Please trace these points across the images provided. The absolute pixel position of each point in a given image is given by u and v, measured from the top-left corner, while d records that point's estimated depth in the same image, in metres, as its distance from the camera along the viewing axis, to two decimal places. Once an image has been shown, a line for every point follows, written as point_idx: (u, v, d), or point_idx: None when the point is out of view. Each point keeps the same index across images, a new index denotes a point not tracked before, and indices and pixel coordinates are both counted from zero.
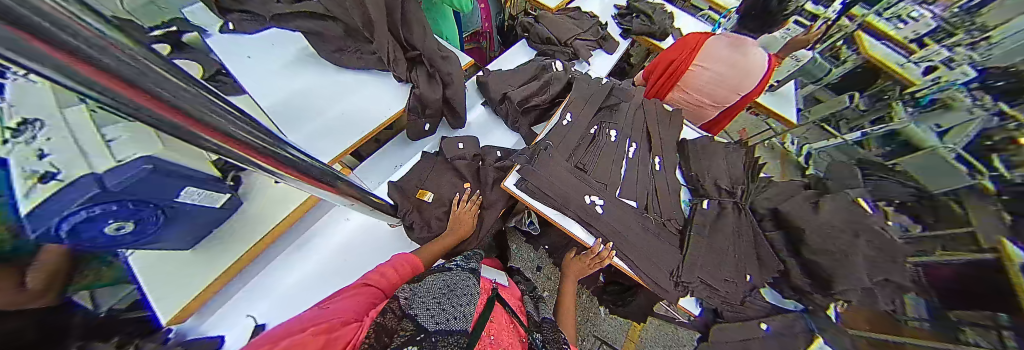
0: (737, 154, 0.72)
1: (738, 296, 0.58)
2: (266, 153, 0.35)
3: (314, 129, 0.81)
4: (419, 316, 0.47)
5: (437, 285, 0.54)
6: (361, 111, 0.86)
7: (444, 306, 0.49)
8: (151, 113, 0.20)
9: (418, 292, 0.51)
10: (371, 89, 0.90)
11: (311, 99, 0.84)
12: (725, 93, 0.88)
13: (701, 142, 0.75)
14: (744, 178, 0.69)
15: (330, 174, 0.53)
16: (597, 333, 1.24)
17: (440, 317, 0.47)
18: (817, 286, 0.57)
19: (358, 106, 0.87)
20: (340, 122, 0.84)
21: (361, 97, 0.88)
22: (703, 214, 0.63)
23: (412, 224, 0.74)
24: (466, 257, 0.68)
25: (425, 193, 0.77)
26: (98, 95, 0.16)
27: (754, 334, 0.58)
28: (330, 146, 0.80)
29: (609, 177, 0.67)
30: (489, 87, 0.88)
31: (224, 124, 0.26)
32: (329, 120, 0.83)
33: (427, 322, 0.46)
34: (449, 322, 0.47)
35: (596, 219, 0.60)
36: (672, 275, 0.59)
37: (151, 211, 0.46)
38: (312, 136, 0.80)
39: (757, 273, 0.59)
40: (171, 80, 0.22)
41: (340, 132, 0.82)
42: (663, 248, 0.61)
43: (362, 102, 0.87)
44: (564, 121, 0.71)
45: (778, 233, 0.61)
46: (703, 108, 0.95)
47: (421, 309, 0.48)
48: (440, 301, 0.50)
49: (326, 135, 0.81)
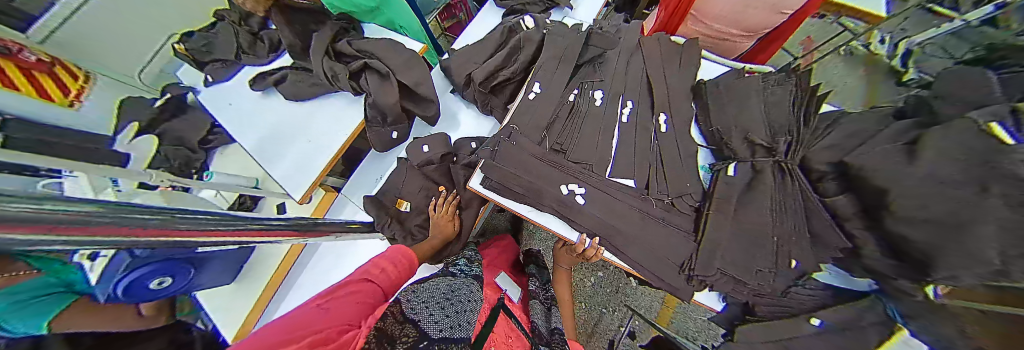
0: (780, 90, 0.51)
1: (774, 288, 0.45)
2: (240, 230, 0.38)
3: (284, 168, 0.71)
4: (421, 324, 0.44)
5: (444, 295, 0.52)
6: (326, 136, 0.73)
7: (450, 315, 0.48)
8: (146, 240, 0.23)
9: (421, 300, 0.50)
10: (330, 108, 0.76)
11: (283, 134, 0.74)
12: (762, 15, 0.62)
13: (726, 81, 0.55)
14: (793, 125, 0.49)
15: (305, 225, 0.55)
16: (629, 303, 1.18)
17: (445, 327, 0.44)
18: (904, 271, 0.38)
19: (321, 131, 0.74)
20: (307, 153, 0.72)
21: (323, 119, 0.75)
22: (727, 183, 0.48)
23: (394, 236, 0.70)
24: (468, 260, 0.74)
25: (402, 202, 0.71)
26: (56, 240, 0.16)
27: (799, 331, 0.47)
28: (300, 183, 0.70)
29: (595, 154, 0.53)
30: (451, 72, 0.74)
31: (178, 225, 0.27)
32: (295, 152, 0.72)
33: (430, 331, 0.43)
34: (451, 330, 0.44)
35: (578, 213, 0.49)
36: (682, 268, 0.48)
37: (179, 266, 0.59)
38: (283, 176, 0.71)
39: (809, 256, 0.44)
40: (113, 210, 0.22)
41: (308, 165, 0.71)
42: (670, 235, 0.48)
43: (326, 125, 0.74)
44: (530, 95, 0.57)
45: (842, 198, 0.43)
46: (728, 41, 0.72)
47: (425, 318, 0.45)
48: (447, 310, 0.49)
49: (296, 171, 0.71)
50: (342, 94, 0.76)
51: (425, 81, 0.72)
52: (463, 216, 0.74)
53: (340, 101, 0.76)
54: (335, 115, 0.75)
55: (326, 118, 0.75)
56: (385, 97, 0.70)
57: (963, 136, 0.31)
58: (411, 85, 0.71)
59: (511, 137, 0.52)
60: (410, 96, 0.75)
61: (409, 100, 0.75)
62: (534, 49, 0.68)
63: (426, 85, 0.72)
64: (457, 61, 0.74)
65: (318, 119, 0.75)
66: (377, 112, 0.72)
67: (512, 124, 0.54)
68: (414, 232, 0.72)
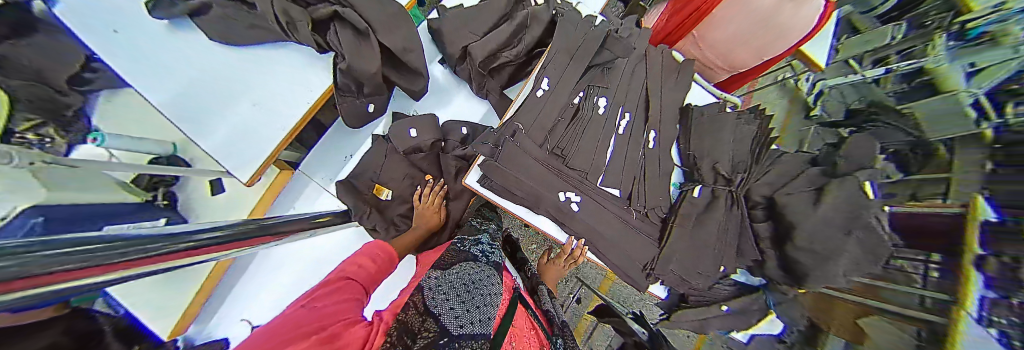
0: (748, 127, 0.59)
1: (705, 285, 0.57)
2: (167, 255, 0.30)
3: (229, 135, 0.62)
4: (441, 318, 0.44)
5: (456, 282, 0.51)
6: (280, 100, 0.64)
7: (467, 307, 0.47)
8: (35, 292, 0.17)
9: (439, 292, 0.48)
10: (283, 65, 0.64)
11: (216, 90, 0.61)
12: (745, 57, 0.69)
13: (710, 112, 0.61)
14: (749, 160, 0.58)
15: (247, 231, 0.46)
16: (579, 275, 1.34)
17: (463, 321, 0.45)
18: (789, 280, 0.54)
19: (273, 93, 0.64)
20: (257, 118, 0.63)
21: (274, 78, 0.64)
22: (691, 203, 0.57)
23: (374, 227, 0.67)
24: (490, 238, 0.70)
25: (382, 189, 0.69)
26: None
27: (713, 314, 0.61)
28: (255, 154, 0.64)
29: (591, 163, 0.55)
30: (446, 39, 0.65)
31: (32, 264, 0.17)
32: (242, 117, 0.63)
33: (450, 326, 0.44)
34: (472, 326, 0.45)
35: (571, 219, 0.53)
36: (645, 268, 0.56)
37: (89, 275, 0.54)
38: (228, 144, 0.62)
39: (732, 263, 0.57)
40: None
41: (263, 134, 0.64)
42: (640, 241, 0.56)
43: (278, 86, 0.64)
44: (538, 91, 0.54)
45: (767, 225, 0.56)
46: (711, 70, 0.78)
47: (442, 310, 0.45)
48: (465, 303, 0.48)
49: (246, 140, 0.63)
50: (295, 47, 0.65)
51: (416, 48, 0.61)
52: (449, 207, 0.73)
53: (292, 56, 0.65)
54: (289, 74, 0.65)
55: (278, 76, 0.64)
56: (364, 63, 0.57)
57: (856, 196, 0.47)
58: (396, 51, 0.60)
59: (516, 139, 0.51)
60: (392, 62, 0.63)
61: (392, 70, 0.65)
62: (542, 30, 0.63)
63: (415, 53, 0.61)
64: (453, 25, 0.65)
65: (265, 76, 0.63)
66: (353, 82, 0.59)
67: (516, 122, 0.53)
68: (398, 223, 0.70)
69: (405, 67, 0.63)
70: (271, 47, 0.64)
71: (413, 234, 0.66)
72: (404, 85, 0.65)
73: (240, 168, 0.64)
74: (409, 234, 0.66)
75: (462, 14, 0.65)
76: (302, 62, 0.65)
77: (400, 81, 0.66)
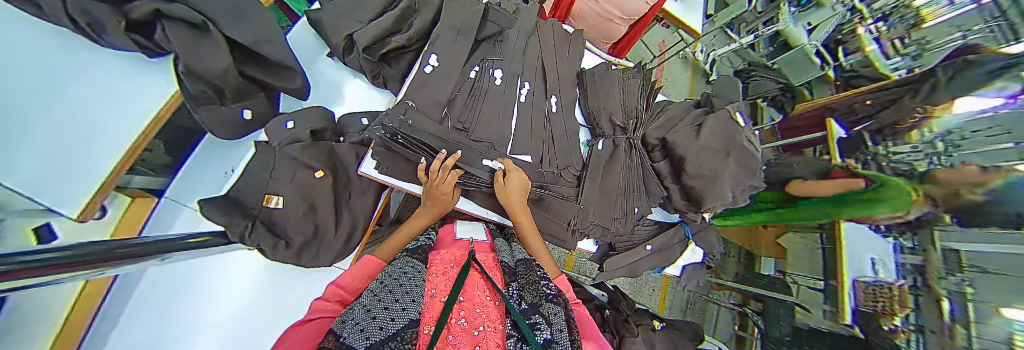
0: (634, 80, 0.67)
1: (625, 229, 0.64)
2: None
3: (32, 165, 0.39)
4: (342, 336, 0.30)
5: (377, 287, 0.40)
6: (75, 109, 0.44)
7: (379, 312, 0.34)
8: None
9: (349, 308, 0.36)
10: (102, 68, 0.48)
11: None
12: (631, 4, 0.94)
13: (599, 70, 0.65)
14: (638, 107, 0.66)
15: (94, 251, 0.28)
16: None
17: (375, 329, 0.31)
18: (692, 205, 0.63)
19: (51, 108, 0.42)
20: (85, 127, 0.44)
21: (99, 89, 0.47)
22: (598, 155, 0.61)
23: (266, 247, 0.53)
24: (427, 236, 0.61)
25: (271, 197, 0.56)
26: None
27: (639, 255, 0.69)
28: (83, 178, 0.43)
29: (496, 132, 0.54)
30: (323, 29, 0.58)
31: None
32: (35, 147, 0.40)
33: (354, 342, 0.29)
34: (385, 329, 0.31)
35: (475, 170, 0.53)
36: (567, 225, 0.62)
37: None
38: (43, 174, 0.40)
39: (645, 203, 0.65)
40: None
41: (87, 157, 0.44)
42: (560, 201, 0.59)
43: (64, 90, 0.43)
44: (426, 68, 0.50)
45: (665, 162, 0.64)
46: (613, 22, 1.00)
47: (345, 326, 0.32)
48: (378, 307, 0.35)
49: (63, 170, 0.41)
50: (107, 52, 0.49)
51: (274, 40, 0.53)
52: (349, 204, 0.64)
53: (110, 59, 0.49)
54: (81, 81, 0.45)
55: (56, 86, 0.43)
56: (202, 62, 0.47)
57: (725, 127, 0.60)
58: (248, 45, 0.50)
59: (407, 118, 0.45)
60: (254, 60, 0.55)
61: (249, 64, 0.55)
62: (433, 15, 0.56)
63: (276, 44, 0.53)
64: (332, 15, 0.58)
65: (40, 82, 0.41)
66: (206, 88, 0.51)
67: (406, 100, 0.47)
68: (291, 238, 0.57)
69: (270, 62, 0.55)
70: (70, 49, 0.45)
71: (406, 232, 0.59)
72: (279, 84, 0.59)
73: (67, 199, 0.42)
74: (386, 245, 0.58)
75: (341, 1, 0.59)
76: (119, 71, 0.49)
77: (268, 79, 0.58)
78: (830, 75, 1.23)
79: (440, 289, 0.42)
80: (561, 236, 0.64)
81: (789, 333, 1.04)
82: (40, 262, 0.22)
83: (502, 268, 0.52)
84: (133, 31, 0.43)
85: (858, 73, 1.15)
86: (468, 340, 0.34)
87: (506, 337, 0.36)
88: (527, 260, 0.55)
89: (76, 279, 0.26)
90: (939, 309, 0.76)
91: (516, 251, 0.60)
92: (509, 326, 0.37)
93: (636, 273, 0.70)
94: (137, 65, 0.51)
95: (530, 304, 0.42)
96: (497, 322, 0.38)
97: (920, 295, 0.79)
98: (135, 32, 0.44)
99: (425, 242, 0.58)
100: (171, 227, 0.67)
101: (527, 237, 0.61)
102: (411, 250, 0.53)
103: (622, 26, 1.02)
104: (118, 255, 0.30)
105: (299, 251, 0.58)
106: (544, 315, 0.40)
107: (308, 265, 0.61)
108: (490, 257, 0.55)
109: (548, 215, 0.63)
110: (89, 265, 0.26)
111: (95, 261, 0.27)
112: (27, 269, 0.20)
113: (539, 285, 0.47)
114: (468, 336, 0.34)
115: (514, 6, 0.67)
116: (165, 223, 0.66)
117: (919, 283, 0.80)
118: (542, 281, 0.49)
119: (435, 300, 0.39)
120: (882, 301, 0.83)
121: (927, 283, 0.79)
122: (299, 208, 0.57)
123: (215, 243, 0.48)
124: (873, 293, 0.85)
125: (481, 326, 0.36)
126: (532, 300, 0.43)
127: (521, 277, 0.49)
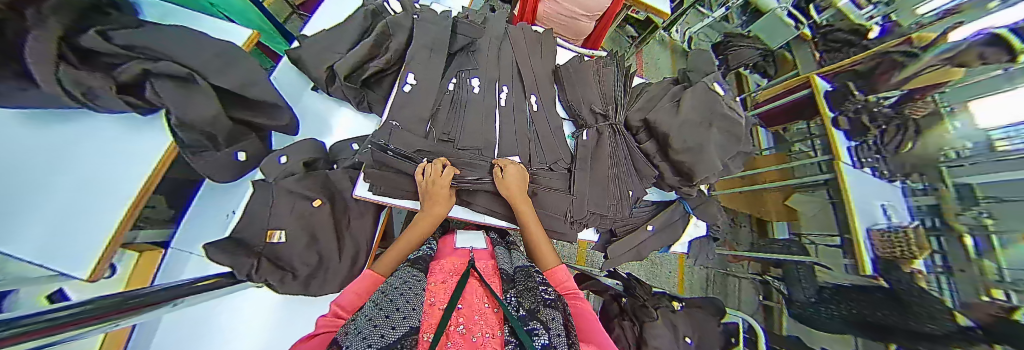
0: (608, 68, 0.68)
1: (623, 213, 0.65)
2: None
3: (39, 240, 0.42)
4: (344, 344, 0.31)
5: (380, 297, 0.41)
6: (80, 172, 0.47)
7: (380, 320, 0.35)
8: None
9: (352, 319, 0.37)
10: (102, 131, 0.50)
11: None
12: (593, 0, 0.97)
13: (573, 64, 0.67)
14: (616, 93, 0.67)
15: (110, 304, 0.29)
16: None
17: (377, 337, 0.32)
18: (684, 179, 0.63)
19: (50, 181, 0.45)
20: (88, 191, 0.47)
21: (97, 153, 0.49)
22: (584, 145, 0.62)
23: (270, 281, 0.54)
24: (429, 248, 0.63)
25: (272, 232, 0.58)
26: None
27: (643, 237, 0.69)
28: (89, 239, 0.45)
29: (482, 136, 0.56)
30: (305, 65, 0.60)
31: None
32: (40, 226, 0.43)
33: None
34: (385, 336, 0.33)
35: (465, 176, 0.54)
36: (564, 217, 0.62)
37: None
38: (52, 245, 0.43)
39: (638, 185, 0.67)
40: None
41: (92, 218, 0.46)
42: (550, 193, 0.60)
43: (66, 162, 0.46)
44: (405, 87, 0.52)
45: (651, 142, 0.65)
46: (578, 20, 1.04)
47: (349, 336, 0.33)
48: (380, 316, 0.36)
49: (71, 238, 0.44)
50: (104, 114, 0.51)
51: (257, 81, 0.56)
52: (350, 229, 0.66)
53: (104, 120, 0.51)
54: (82, 148, 0.48)
55: (55, 161, 0.46)
56: (192, 112, 0.49)
57: (705, 99, 0.61)
58: (234, 90, 0.53)
59: (390, 140, 0.48)
60: (242, 103, 0.58)
61: (237, 107, 0.57)
62: (406, 36, 0.59)
63: (259, 86, 0.56)
64: (311, 51, 0.60)
65: (41, 159, 0.44)
66: (200, 138, 0.54)
67: (391, 121, 0.49)
68: (296, 269, 0.58)
69: (255, 103, 0.57)
70: (77, 120, 0.49)
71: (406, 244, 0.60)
72: (266, 122, 0.60)
73: (78, 262, 0.44)
74: (388, 255, 0.57)
75: (318, 36, 0.62)
76: (118, 132, 0.51)
77: (256, 119, 0.60)
78: (806, 34, 1.24)
79: (440, 297, 0.43)
80: (562, 228, 0.63)
81: (814, 293, 0.99)
82: (53, 320, 0.22)
83: (502, 275, 0.53)
84: (122, 93, 0.46)
85: (834, 28, 1.17)
86: (467, 346, 0.35)
87: (505, 343, 0.37)
88: (526, 267, 0.57)
89: (93, 334, 0.26)
90: (962, 246, 0.72)
91: (516, 259, 0.62)
92: (507, 332, 0.38)
93: (641, 255, 0.70)
94: (132, 123, 0.53)
95: (528, 310, 0.43)
96: (497, 329, 0.39)
97: (941, 235, 0.76)
98: (126, 94, 0.47)
99: (427, 252, 0.59)
100: (181, 274, 0.68)
101: (532, 237, 0.58)
102: (413, 260, 0.55)
103: (591, 22, 1.06)
104: (129, 306, 0.31)
105: (306, 281, 0.59)
106: (542, 320, 0.41)
107: (317, 294, 0.61)
108: (490, 266, 0.56)
109: (547, 213, 0.61)
110: (107, 318, 0.27)
111: (109, 314, 0.28)
112: (43, 327, 0.21)
113: (537, 291, 0.48)
114: (468, 342, 0.36)
115: (482, 17, 0.70)
116: (176, 270, 0.67)
117: (937, 223, 0.77)
118: (541, 287, 0.50)
119: (436, 309, 0.40)
120: (900, 246, 0.81)
121: (946, 221, 0.76)
122: (301, 239, 0.59)
123: (220, 284, 0.49)
124: (888, 241, 0.84)
125: (480, 333, 0.37)
126: (530, 307, 0.44)
127: (520, 283, 0.51)
